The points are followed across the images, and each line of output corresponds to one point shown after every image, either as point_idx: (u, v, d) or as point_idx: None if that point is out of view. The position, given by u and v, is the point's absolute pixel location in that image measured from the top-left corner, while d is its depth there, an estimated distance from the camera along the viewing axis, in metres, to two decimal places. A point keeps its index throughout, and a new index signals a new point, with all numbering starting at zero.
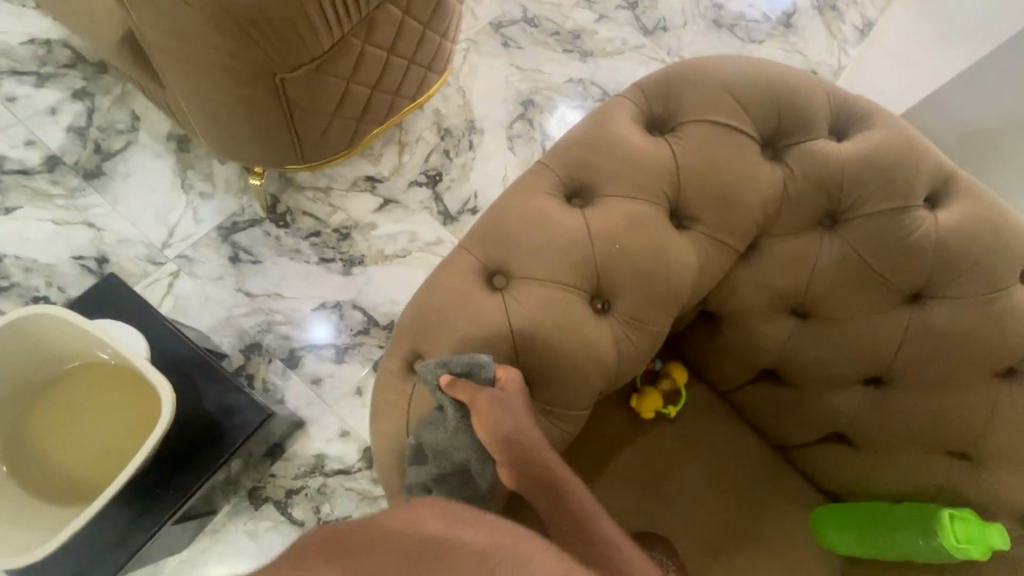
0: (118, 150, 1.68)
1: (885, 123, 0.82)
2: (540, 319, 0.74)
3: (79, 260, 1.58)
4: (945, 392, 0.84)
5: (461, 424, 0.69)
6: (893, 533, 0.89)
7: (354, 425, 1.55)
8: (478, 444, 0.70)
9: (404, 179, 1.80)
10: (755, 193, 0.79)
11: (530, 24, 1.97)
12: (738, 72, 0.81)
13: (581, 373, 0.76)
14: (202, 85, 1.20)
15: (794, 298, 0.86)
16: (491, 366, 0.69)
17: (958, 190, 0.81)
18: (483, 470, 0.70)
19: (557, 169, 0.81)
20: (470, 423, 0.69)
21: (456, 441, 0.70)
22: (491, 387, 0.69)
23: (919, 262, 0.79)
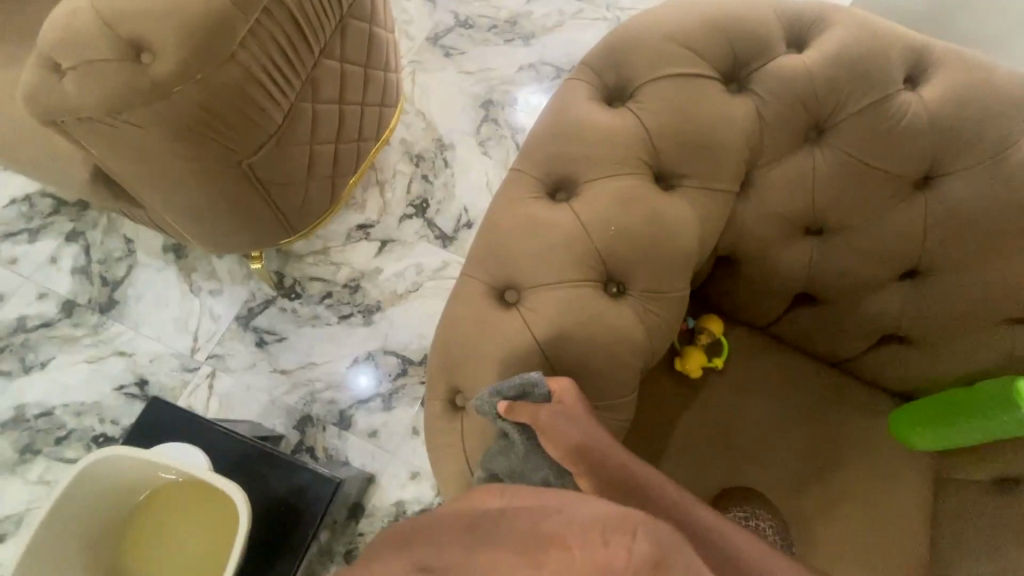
0: (123, 276, 1.74)
1: (841, 18, 0.79)
2: (562, 323, 0.74)
3: (122, 390, 1.64)
4: (987, 264, 0.81)
5: (529, 446, 0.70)
6: (976, 417, 0.88)
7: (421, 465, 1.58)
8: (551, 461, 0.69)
9: (394, 216, 1.81)
10: (733, 130, 0.77)
11: (465, 26, 1.96)
12: (678, 16, 0.79)
13: (619, 359, 0.76)
14: (178, 194, 1.23)
15: (804, 218, 0.84)
16: (545, 382, 0.69)
17: (935, 61, 0.78)
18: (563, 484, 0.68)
19: (532, 170, 0.80)
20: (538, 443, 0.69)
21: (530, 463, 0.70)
22: (548, 402, 0.69)
23: (918, 145, 0.76)
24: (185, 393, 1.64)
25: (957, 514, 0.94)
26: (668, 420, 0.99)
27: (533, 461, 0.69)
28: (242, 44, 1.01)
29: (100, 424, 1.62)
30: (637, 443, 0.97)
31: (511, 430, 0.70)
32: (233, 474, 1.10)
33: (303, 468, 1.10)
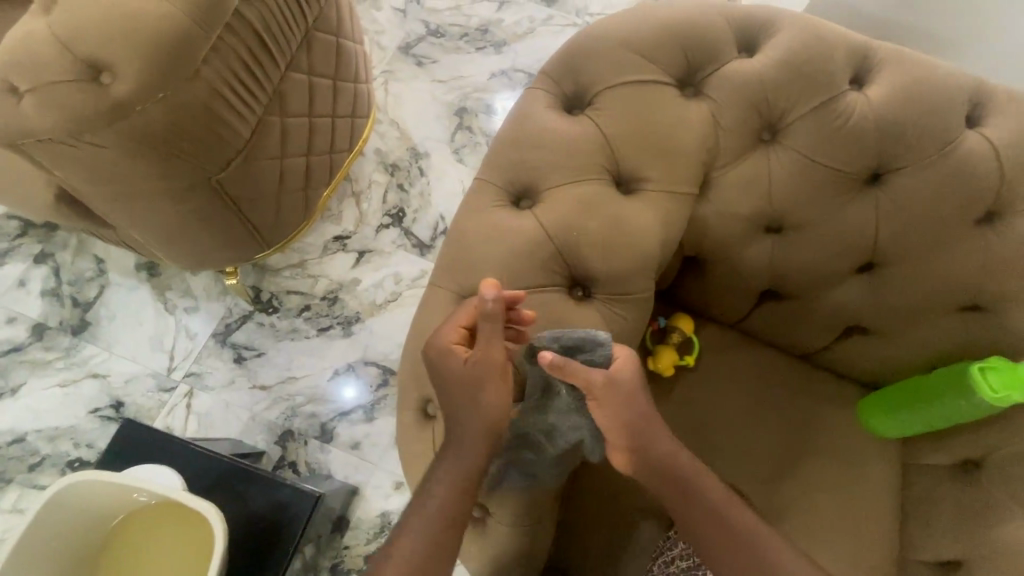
0: (95, 296, 1.71)
1: (789, 21, 0.82)
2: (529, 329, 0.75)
3: (97, 413, 1.61)
4: (938, 256, 0.84)
5: (574, 404, 0.75)
6: (935, 402, 0.91)
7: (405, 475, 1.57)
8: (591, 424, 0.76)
9: (370, 226, 1.81)
10: (689, 133, 0.79)
11: (437, 35, 1.98)
12: (633, 25, 0.81)
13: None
14: (147, 213, 1.22)
15: (762, 217, 0.86)
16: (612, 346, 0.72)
17: (880, 61, 0.81)
18: (596, 446, 0.77)
19: (495, 178, 0.81)
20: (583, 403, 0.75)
21: (570, 418, 0.75)
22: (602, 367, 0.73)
23: (866, 142, 0.79)
24: (162, 414, 1.62)
25: (924, 498, 0.97)
26: None
27: (575, 418, 0.75)
28: (204, 61, 1.01)
29: (75, 448, 1.59)
30: None
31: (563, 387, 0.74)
32: (211, 494, 1.09)
33: (281, 484, 1.09)
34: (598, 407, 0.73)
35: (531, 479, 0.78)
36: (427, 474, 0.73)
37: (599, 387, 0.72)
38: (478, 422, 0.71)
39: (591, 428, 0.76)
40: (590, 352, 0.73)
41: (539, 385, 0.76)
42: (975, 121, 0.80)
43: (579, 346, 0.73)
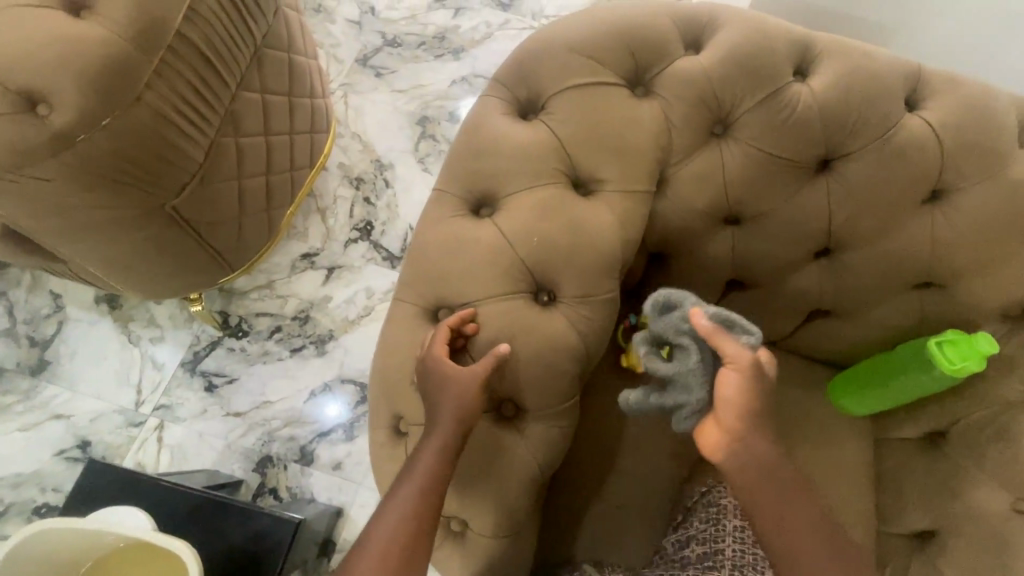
0: (54, 334, 1.64)
1: (731, 18, 0.83)
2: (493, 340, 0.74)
3: (62, 455, 1.55)
4: (890, 236, 0.86)
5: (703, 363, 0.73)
6: (899, 377, 0.93)
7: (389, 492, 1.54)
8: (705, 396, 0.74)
9: (339, 241, 1.78)
10: (642, 132, 0.80)
11: (394, 45, 1.96)
12: (580, 28, 0.82)
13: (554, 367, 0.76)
14: (100, 245, 1.17)
15: (720, 210, 0.87)
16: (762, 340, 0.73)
17: (821, 51, 0.83)
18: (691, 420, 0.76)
19: (453, 189, 0.81)
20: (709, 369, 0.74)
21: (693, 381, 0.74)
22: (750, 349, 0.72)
23: (812, 131, 0.81)
24: (132, 450, 1.56)
25: (896, 472, 0.99)
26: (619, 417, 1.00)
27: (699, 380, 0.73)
28: (148, 84, 0.97)
29: (41, 494, 1.52)
30: (590, 444, 0.98)
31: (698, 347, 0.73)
32: (183, 531, 1.05)
33: (258, 513, 1.06)
34: (729, 381, 0.73)
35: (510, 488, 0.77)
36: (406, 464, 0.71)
37: (740, 363, 0.72)
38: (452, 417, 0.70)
39: (700, 402, 0.74)
40: (737, 332, 0.73)
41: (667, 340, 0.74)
42: (914, 104, 0.82)
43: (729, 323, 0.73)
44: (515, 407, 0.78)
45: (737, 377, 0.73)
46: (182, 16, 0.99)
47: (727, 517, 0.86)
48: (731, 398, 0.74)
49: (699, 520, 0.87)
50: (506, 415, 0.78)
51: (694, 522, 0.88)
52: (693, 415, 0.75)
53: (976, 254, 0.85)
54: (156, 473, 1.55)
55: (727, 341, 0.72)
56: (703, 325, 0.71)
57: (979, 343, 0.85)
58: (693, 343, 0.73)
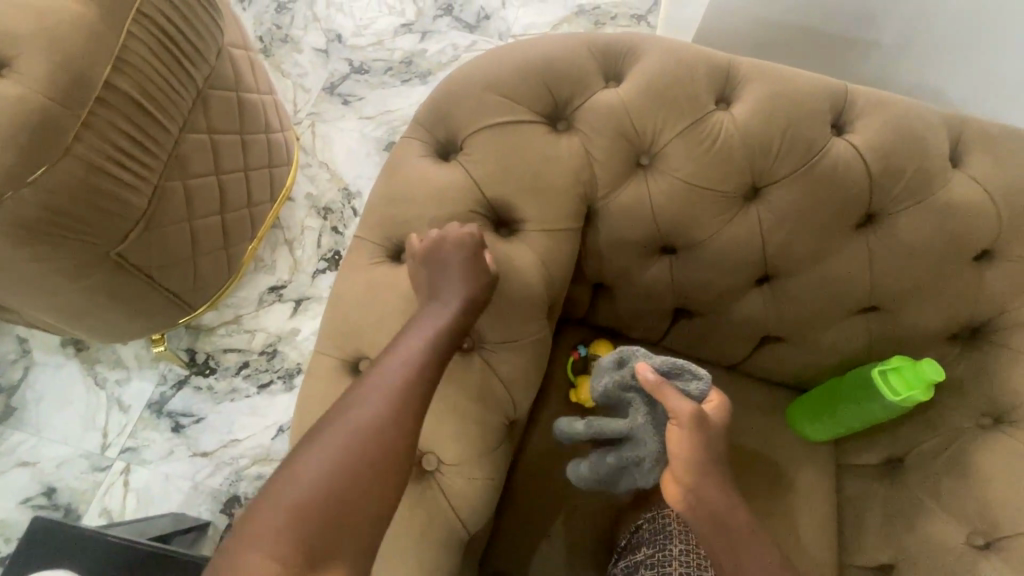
0: (20, 379, 1.63)
1: (652, 47, 0.81)
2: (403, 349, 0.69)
3: (27, 503, 1.52)
4: (827, 261, 0.83)
5: (649, 418, 0.77)
6: (849, 405, 0.91)
7: None
8: (658, 447, 0.77)
9: (306, 272, 1.77)
10: (561, 169, 0.78)
11: (360, 72, 1.94)
12: (499, 66, 0.81)
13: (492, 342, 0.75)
14: (47, 297, 1.16)
15: (652, 241, 0.85)
16: (710, 384, 0.75)
17: (744, 77, 0.81)
18: (652, 469, 0.78)
19: (371, 235, 0.79)
20: (657, 421, 0.77)
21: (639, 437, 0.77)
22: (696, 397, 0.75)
23: (737, 159, 0.79)
24: (98, 495, 1.54)
25: (856, 500, 0.96)
26: (565, 454, 0.97)
27: (648, 435, 0.76)
28: (75, 137, 0.97)
29: (6, 544, 1.49)
30: (536, 482, 0.95)
31: (640, 406, 0.77)
32: None
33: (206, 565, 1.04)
34: (682, 432, 0.73)
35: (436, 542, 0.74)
36: (364, 388, 0.62)
37: (687, 413, 0.72)
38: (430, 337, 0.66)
39: (656, 454, 0.77)
40: (685, 379, 0.76)
41: (619, 399, 0.79)
42: (841, 127, 0.81)
43: (675, 371, 0.76)
44: (436, 459, 0.73)
45: (687, 431, 0.73)
46: (109, 67, 0.99)
47: (673, 540, 0.82)
48: (681, 452, 0.73)
49: (643, 547, 0.84)
50: (425, 468, 0.73)
51: (639, 547, 0.84)
52: (652, 466, 0.77)
53: (915, 277, 0.83)
54: (122, 518, 1.53)
55: (671, 394, 0.73)
56: (648, 378, 0.74)
57: (924, 371, 0.81)
58: (643, 397, 0.77)
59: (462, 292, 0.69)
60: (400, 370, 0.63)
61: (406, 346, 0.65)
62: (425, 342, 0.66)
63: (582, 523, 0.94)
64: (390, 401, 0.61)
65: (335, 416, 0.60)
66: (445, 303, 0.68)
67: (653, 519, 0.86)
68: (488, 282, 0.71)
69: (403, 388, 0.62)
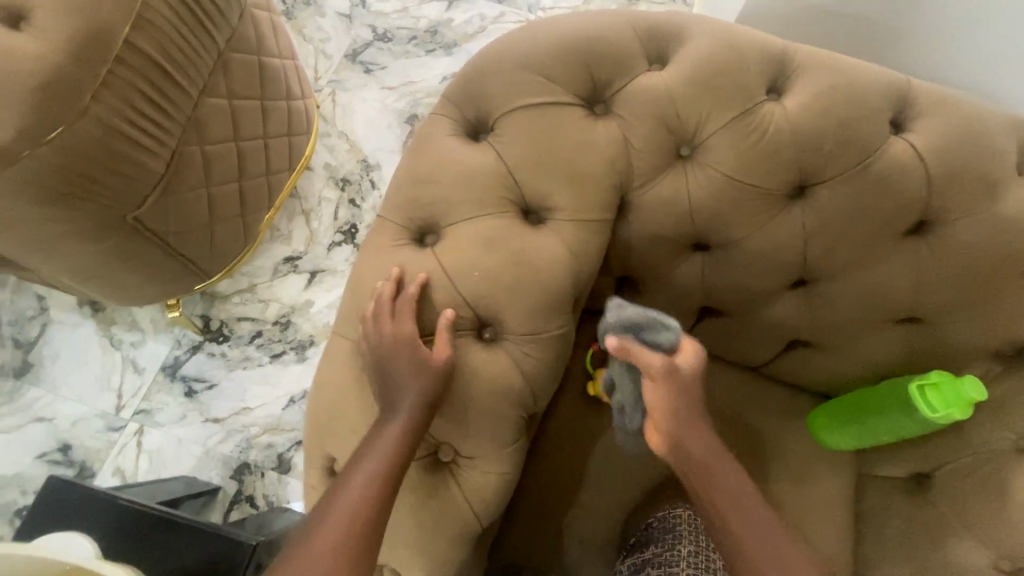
0: (37, 336, 1.65)
1: (700, 29, 0.76)
2: (405, 353, 0.68)
3: (44, 458, 1.55)
4: (871, 268, 0.79)
5: (626, 372, 0.75)
6: (878, 417, 0.88)
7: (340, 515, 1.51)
8: (635, 392, 0.76)
9: (322, 244, 1.74)
10: (597, 156, 0.74)
11: (384, 40, 1.88)
12: (537, 43, 0.76)
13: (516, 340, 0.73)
14: (64, 258, 1.15)
15: (687, 237, 0.81)
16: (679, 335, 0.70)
17: (798, 67, 0.75)
18: (633, 411, 0.77)
19: (395, 216, 0.76)
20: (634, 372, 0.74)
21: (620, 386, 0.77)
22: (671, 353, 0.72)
23: (785, 155, 0.74)
24: (112, 455, 1.56)
25: (875, 511, 0.94)
26: (579, 449, 0.95)
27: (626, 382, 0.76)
28: (94, 97, 0.94)
29: (23, 496, 1.52)
30: (547, 476, 0.94)
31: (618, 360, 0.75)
32: (138, 550, 1.04)
33: (215, 535, 1.05)
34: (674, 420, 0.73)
35: None
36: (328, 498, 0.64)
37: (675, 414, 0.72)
38: (388, 434, 0.66)
39: (633, 399, 0.76)
40: (657, 330, 0.71)
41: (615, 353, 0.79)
42: (900, 125, 0.75)
43: (647, 323, 0.71)
44: (453, 451, 0.72)
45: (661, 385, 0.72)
46: (129, 25, 0.95)
47: (682, 541, 0.81)
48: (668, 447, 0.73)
49: (653, 546, 0.82)
50: (441, 457, 0.73)
51: (648, 546, 0.83)
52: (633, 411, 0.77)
53: (963, 291, 0.78)
54: (134, 478, 1.55)
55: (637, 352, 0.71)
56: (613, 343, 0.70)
57: (965, 390, 0.78)
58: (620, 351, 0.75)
59: (415, 394, 0.67)
60: (361, 478, 0.64)
61: (363, 469, 0.64)
62: (384, 447, 0.66)
63: (592, 519, 0.93)
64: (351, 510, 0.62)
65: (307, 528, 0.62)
66: (401, 415, 0.67)
67: (663, 519, 0.85)
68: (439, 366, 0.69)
69: (359, 518, 0.62)
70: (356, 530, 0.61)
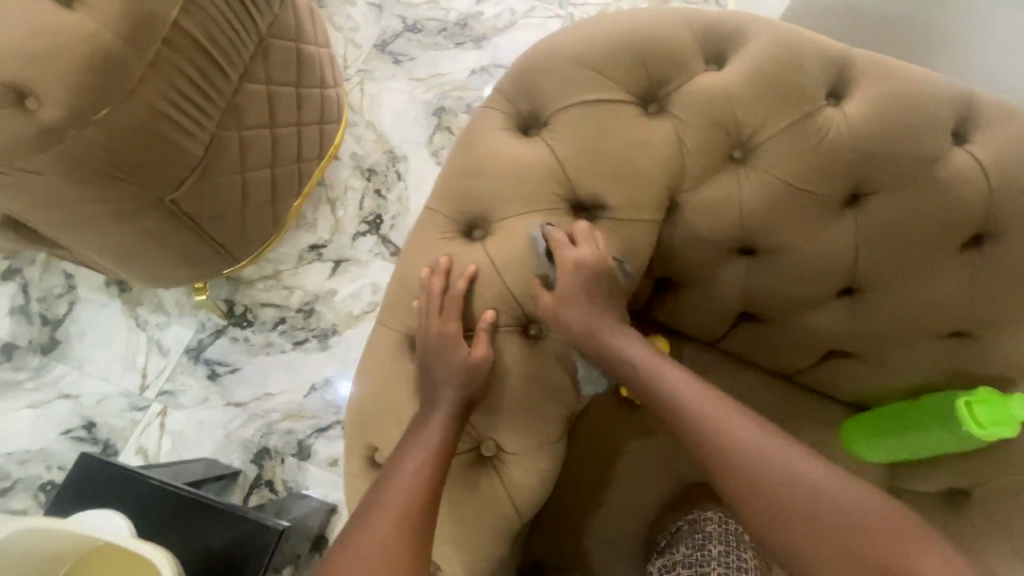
0: (64, 314, 1.66)
1: (761, 30, 0.75)
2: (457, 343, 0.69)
3: (68, 434, 1.57)
4: (921, 280, 0.78)
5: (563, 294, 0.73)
6: (919, 432, 0.86)
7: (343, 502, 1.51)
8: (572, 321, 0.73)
9: (347, 234, 1.74)
10: (651, 156, 0.74)
11: (414, 31, 1.87)
12: (593, 38, 0.75)
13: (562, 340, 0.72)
14: (101, 237, 1.16)
15: (734, 242, 0.80)
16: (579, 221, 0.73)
17: (860, 72, 0.74)
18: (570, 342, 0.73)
19: (443, 209, 0.76)
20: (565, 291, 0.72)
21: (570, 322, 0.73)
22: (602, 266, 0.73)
23: (843, 163, 0.73)
24: (135, 434, 1.58)
25: None
26: (611, 450, 0.94)
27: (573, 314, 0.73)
28: (141, 79, 0.94)
29: (47, 471, 1.54)
30: (578, 475, 0.93)
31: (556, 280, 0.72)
32: (171, 527, 1.06)
33: (242, 518, 1.05)
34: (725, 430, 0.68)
35: None
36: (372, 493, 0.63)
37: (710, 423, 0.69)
38: (433, 431, 0.66)
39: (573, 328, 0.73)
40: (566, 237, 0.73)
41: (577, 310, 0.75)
42: (960, 137, 0.74)
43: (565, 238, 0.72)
44: (495, 446, 0.73)
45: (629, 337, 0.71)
46: (179, 7, 0.95)
47: (711, 542, 0.80)
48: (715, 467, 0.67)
49: (683, 547, 0.82)
50: (484, 452, 0.73)
51: (679, 546, 0.82)
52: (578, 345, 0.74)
53: (1013, 308, 0.77)
54: (156, 458, 1.57)
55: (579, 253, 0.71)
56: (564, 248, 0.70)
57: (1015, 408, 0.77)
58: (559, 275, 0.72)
59: (462, 386, 0.68)
60: (407, 475, 0.64)
61: (408, 465, 0.64)
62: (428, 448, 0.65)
63: (621, 520, 0.92)
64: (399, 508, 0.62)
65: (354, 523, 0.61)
66: (443, 409, 0.68)
67: (693, 522, 0.84)
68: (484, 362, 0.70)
69: (408, 516, 0.61)
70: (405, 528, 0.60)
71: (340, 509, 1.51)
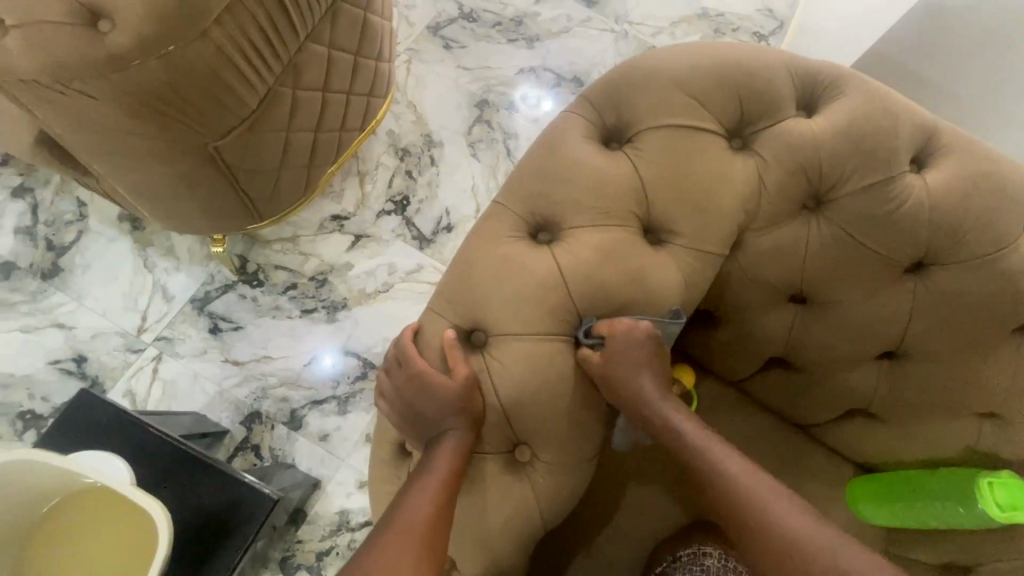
0: (72, 241, 1.60)
1: (855, 88, 0.76)
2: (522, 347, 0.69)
3: (57, 365, 1.51)
4: (966, 358, 0.79)
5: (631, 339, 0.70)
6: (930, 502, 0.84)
7: (326, 476, 1.46)
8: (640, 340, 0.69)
9: (372, 210, 1.65)
10: (731, 191, 0.74)
11: (468, 19, 1.80)
12: (691, 66, 0.75)
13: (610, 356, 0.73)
14: (137, 172, 1.12)
15: (791, 287, 0.80)
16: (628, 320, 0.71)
17: (944, 146, 0.76)
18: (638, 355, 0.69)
19: (516, 208, 0.75)
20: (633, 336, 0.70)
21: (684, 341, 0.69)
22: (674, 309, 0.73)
23: (917, 231, 0.74)
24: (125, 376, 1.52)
25: None
26: (629, 473, 0.91)
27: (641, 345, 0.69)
28: (216, 21, 0.92)
29: (29, 400, 1.49)
30: (593, 492, 0.91)
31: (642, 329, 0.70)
32: (167, 479, 1.04)
33: (238, 483, 1.03)
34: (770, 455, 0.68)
35: (507, 532, 0.73)
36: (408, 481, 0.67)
37: None
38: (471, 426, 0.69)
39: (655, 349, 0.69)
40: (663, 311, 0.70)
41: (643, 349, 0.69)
42: None
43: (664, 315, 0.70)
44: (529, 453, 0.73)
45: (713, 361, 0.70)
46: None
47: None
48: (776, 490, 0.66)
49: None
50: (518, 457, 0.73)
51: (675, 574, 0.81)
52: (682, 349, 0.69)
53: None
54: (143, 404, 1.51)
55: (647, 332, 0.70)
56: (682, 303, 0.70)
57: None
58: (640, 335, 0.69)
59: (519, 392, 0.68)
60: (444, 465, 0.67)
61: (442, 457, 0.68)
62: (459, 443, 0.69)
63: (629, 546, 0.90)
64: (435, 497, 0.65)
65: (396, 508, 0.65)
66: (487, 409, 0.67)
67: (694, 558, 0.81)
68: (540, 363, 0.70)
69: (445, 502, 0.65)
70: (444, 513, 0.65)
71: (323, 484, 1.46)
